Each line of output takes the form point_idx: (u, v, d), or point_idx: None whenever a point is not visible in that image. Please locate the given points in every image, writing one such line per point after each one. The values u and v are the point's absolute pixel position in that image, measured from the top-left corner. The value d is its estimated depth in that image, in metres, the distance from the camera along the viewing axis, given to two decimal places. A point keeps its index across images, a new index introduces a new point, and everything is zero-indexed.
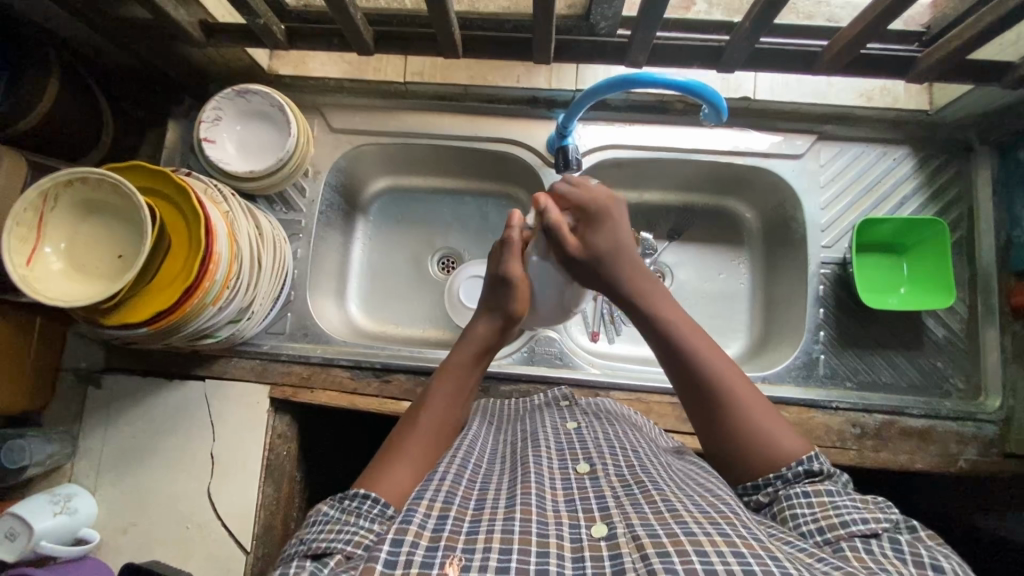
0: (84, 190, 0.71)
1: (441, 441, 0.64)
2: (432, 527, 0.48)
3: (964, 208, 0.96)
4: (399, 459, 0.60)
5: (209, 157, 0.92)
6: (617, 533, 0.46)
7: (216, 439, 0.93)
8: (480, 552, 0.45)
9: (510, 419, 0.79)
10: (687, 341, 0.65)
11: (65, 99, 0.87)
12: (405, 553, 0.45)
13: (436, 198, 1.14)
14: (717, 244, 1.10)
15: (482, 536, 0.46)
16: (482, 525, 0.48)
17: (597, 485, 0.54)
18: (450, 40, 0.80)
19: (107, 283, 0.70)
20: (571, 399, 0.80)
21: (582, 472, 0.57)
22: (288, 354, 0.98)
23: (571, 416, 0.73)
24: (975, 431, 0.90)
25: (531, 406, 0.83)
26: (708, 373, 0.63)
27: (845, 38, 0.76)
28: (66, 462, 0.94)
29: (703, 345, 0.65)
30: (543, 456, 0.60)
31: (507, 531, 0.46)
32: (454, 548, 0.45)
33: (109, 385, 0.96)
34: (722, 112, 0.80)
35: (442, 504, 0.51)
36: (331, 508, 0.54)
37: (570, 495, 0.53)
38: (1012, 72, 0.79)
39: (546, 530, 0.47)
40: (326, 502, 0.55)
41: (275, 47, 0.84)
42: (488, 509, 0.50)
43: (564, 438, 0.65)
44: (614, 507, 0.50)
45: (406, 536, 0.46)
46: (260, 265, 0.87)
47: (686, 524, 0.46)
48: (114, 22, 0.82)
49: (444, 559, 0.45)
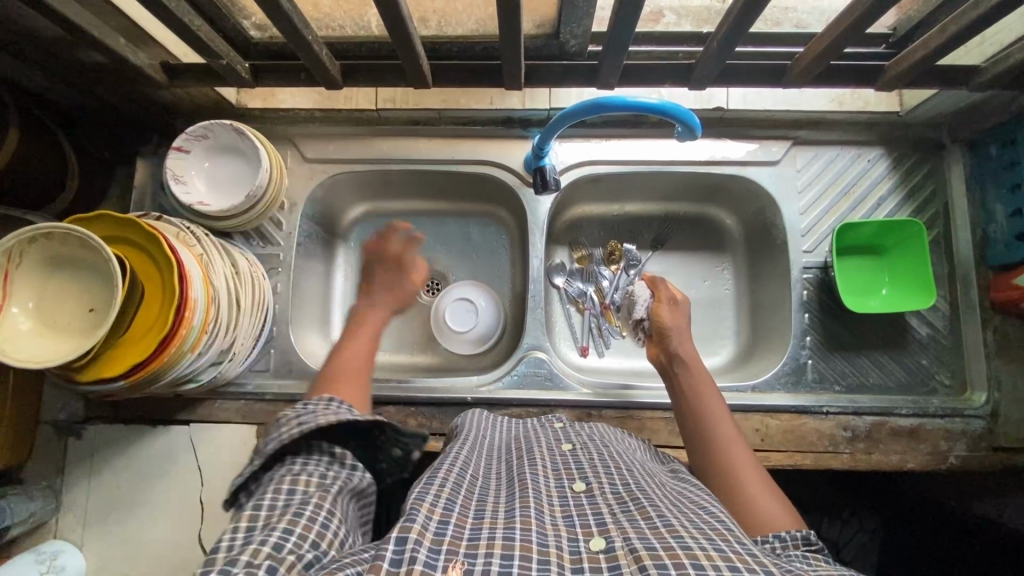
0: (48, 246, 0.69)
1: (366, 372, 0.82)
2: (434, 529, 0.48)
3: (940, 205, 0.97)
4: (349, 372, 0.80)
5: (165, 164, 0.89)
6: (615, 546, 0.46)
7: (204, 484, 0.92)
8: (482, 557, 0.45)
9: (506, 431, 0.79)
10: (718, 420, 0.75)
11: (27, 148, 0.84)
12: (410, 550, 0.44)
13: (416, 221, 1.13)
14: (700, 251, 1.11)
15: (484, 542, 0.46)
16: (483, 532, 0.48)
17: (594, 503, 0.54)
18: (419, 70, 0.79)
19: (74, 339, 0.68)
20: (566, 421, 0.80)
21: (578, 491, 0.57)
22: (273, 393, 0.95)
23: (567, 437, 0.72)
24: (963, 427, 0.91)
25: (523, 424, 0.82)
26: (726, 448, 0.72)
27: (815, 50, 0.75)
28: (51, 518, 0.91)
29: (728, 434, 0.74)
30: (541, 475, 0.60)
31: (508, 538, 0.46)
32: (457, 552, 0.45)
33: (91, 436, 0.93)
34: (696, 129, 0.79)
35: (443, 509, 0.51)
36: (304, 420, 0.61)
37: (568, 512, 0.53)
38: (980, 75, 0.79)
39: (546, 540, 0.47)
40: (287, 427, 0.61)
41: (240, 84, 0.82)
42: (488, 518, 0.51)
43: (559, 458, 0.65)
44: (611, 522, 0.50)
45: (409, 534, 0.45)
46: (240, 306, 0.86)
47: (683, 538, 0.46)
48: (69, 68, 0.79)
49: (448, 562, 0.44)
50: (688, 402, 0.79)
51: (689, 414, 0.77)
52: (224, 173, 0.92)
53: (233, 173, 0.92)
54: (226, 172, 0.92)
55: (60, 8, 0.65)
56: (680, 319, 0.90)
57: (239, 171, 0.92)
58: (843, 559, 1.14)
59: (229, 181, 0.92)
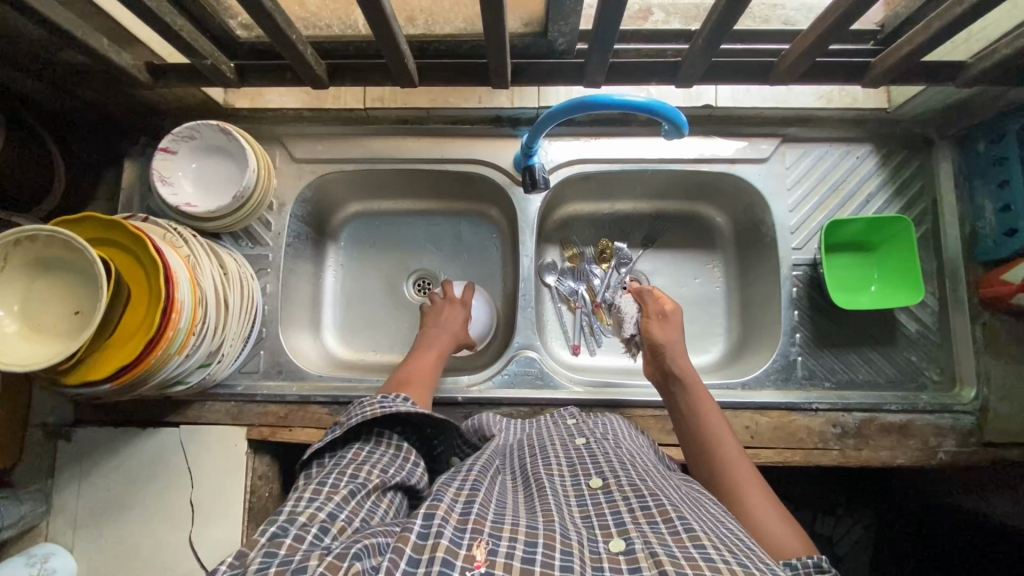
0: (35, 248, 0.68)
1: (433, 383, 0.86)
2: (460, 509, 0.50)
3: (928, 201, 0.97)
4: (413, 380, 0.83)
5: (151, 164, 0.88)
6: (636, 548, 0.47)
7: (195, 485, 0.91)
8: (507, 540, 0.46)
9: (523, 428, 0.81)
10: (720, 438, 0.74)
11: (13, 150, 0.83)
12: (436, 525, 0.47)
13: (407, 221, 1.13)
14: (692, 249, 1.11)
15: (509, 526, 0.48)
16: (508, 517, 0.50)
17: (612, 500, 0.55)
18: (405, 69, 0.79)
19: (59, 342, 0.67)
20: (579, 416, 0.81)
21: (595, 487, 0.57)
22: (263, 394, 0.95)
23: (580, 432, 0.73)
24: (952, 423, 0.91)
25: (538, 421, 0.83)
26: (727, 469, 0.70)
27: (801, 48, 0.75)
28: (42, 521, 0.91)
29: (732, 454, 0.72)
30: (556, 473, 0.61)
31: (532, 527, 0.48)
32: (482, 531, 0.48)
33: (81, 438, 0.93)
34: (683, 128, 0.79)
35: (469, 490, 0.54)
36: (386, 403, 0.65)
37: (586, 511, 0.54)
38: (966, 71, 0.79)
39: (568, 532, 0.49)
40: (371, 406, 0.64)
41: (225, 85, 0.82)
42: (508, 508, 0.53)
43: (574, 453, 0.65)
44: (630, 522, 0.51)
45: (436, 511, 0.49)
46: (227, 306, 0.86)
47: (705, 548, 0.46)
48: (54, 69, 0.78)
49: (473, 540, 0.47)
50: (688, 420, 0.78)
51: (690, 435, 0.77)
52: (211, 173, 0.92)
53: (220, 173, 0.92)
54: (213, 172, 0.92)
55: (42, 9, 0.64)
56: (671, 332, 0.89)
57: (227, 171, 0.92)
58: (836, 555, 1.16)
59: (216, 182, 0.92)
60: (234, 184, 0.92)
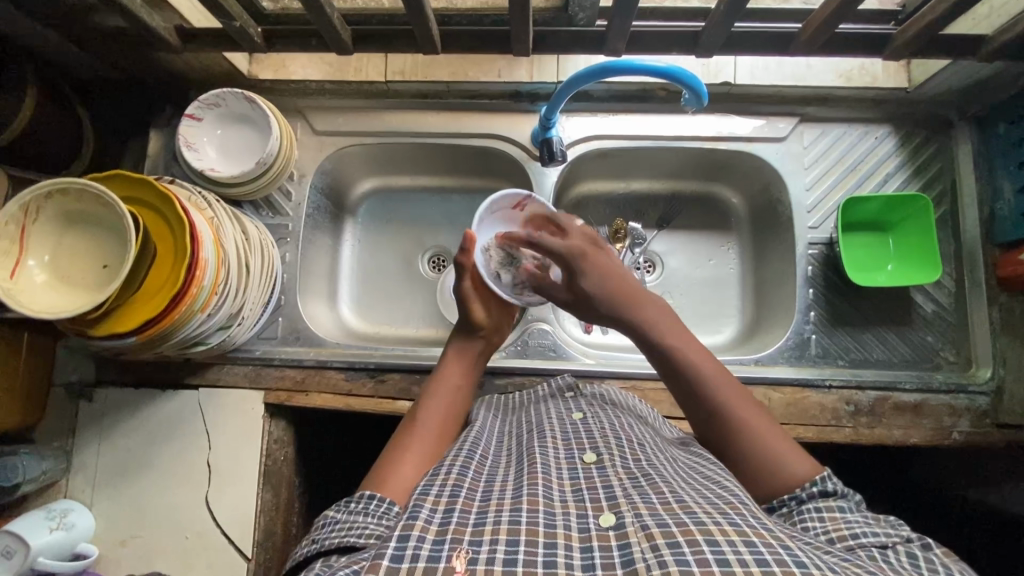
0: (66, 202, 0.70)
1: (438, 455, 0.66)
2: (438, 521, 0.49)
3: (948, 182, 0.97)
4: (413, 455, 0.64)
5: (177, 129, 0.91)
6: (626, 522, 0.47)
7: (212, 446, 0.93)
8: (487, 546, 0.45)
9: (515, 407, 0.81)
10: (705, 377, 0.67)
11: (44, 112, 0.85)
12: (411, 547, 0.45)
13: (423, 197, 1.14)
14: (707, 229, 1.11)
15: (489, 528, 0.47)
16: (488, 516, 0.49)
17: (604, 475, 0.55)
18: (429, 37, 0.80)
19: (89, 294, 0.69)
20: (575, 390, 0.80)
21: (588, 462, 0.58)
22: (279, 359, 0.97)
23: (577, 407, 0.73)
24: (967, 403, 0.91)
25: (536, 394, 0.84)
26: (730, 410, 0.65)
27: (819, 19, 0.76)
28: (62, 478, 0.93)
29: (728, 391, 0.66)
30: (550, 446, 0.61)
31: (514, 522, 0.47)
32: (461, 540, 0.46)
33: (103, 399, 0.95)
34: (703, 97, 0.80)
35: (448, 497, 0.52)
36: (328, 526, 0.55)
37: (577, 485, 0.54)
38: (987, 44, 0.79)
39: (553, 520, 0.48)
40: (315, 534, 0.56)
41: (253, 50, 0.84)
42: (494, 501, 0.52)
43: (570, 427, 0.66)
44: (622, 496, 0.51)
45: (412, 532, 0.47)
46: (248, 270, 0.87)
47: (696, 514, 0.47)
48: (88, 31, 0.80)
49: (452, 552, 0.45)
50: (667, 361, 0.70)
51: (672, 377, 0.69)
52: (234, 139, 0.94)
53: (241, 141, 0.94)
54: (235, 138, 0.94)
55: None
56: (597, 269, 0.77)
57: (247, 139, 0.94)
58: None
59: (237, 148, 0.94)
60: (252, 153, 0.93)
